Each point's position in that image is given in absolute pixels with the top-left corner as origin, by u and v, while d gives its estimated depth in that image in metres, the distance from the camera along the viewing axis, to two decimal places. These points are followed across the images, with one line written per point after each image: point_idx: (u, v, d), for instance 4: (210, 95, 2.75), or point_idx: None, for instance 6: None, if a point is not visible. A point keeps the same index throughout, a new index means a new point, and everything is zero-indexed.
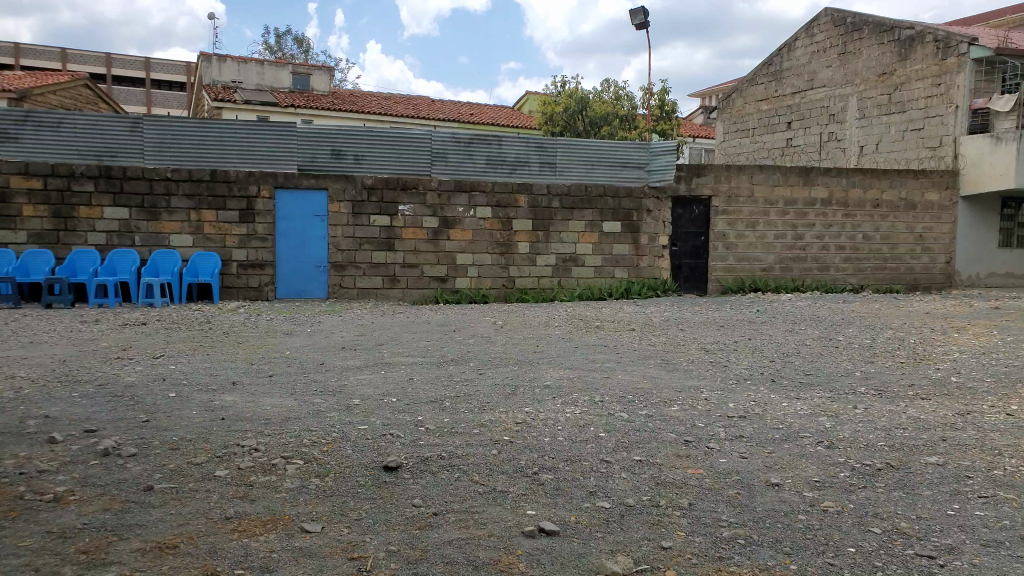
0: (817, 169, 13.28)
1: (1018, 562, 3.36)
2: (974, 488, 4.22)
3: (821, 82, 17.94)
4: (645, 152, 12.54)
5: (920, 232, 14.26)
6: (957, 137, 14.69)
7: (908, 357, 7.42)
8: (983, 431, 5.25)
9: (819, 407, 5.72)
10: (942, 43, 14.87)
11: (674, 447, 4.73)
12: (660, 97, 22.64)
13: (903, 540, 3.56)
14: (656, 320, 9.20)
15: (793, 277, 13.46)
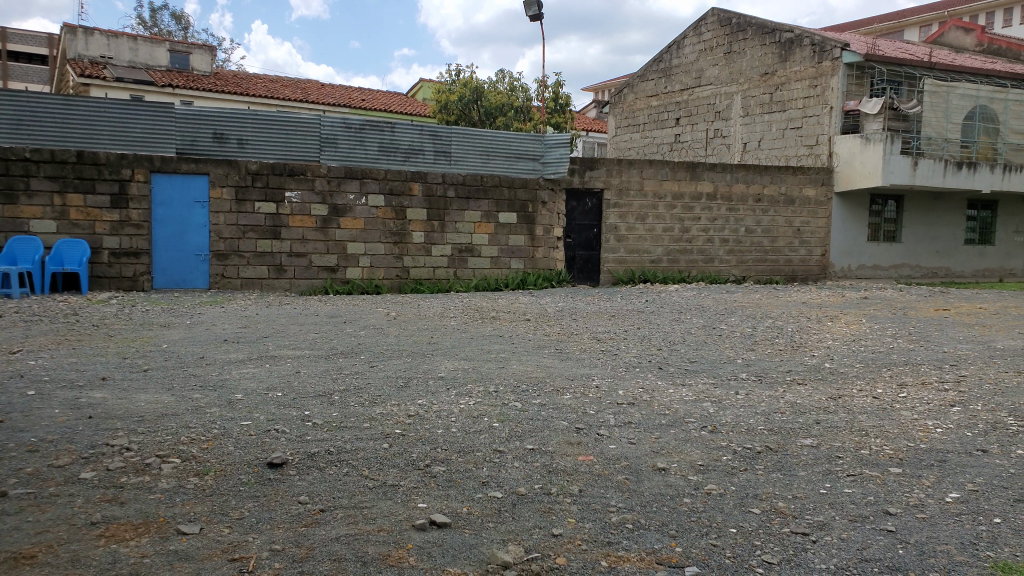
0: (703, 165, 13.79)
1: (881, 535, 3.59)
2: (844, 467, 4.49)
3: (707, 80, 18.59)
4: (540, 144, 12.72)
5: (797, 227, 15.05)
6: (831, 136, 15.60)
7: (786, 345, 7.82)
8: (853, 414, 5.59)
9: (703, 393, 5.94)
10: (818, 47, 15.73)
11: (565, 435, 4.79)
12: (554, 90, 22.89)
13: (780, 519, 3.74)
14: (551, 311, 9.30)
15: (681, 269, 13.93)
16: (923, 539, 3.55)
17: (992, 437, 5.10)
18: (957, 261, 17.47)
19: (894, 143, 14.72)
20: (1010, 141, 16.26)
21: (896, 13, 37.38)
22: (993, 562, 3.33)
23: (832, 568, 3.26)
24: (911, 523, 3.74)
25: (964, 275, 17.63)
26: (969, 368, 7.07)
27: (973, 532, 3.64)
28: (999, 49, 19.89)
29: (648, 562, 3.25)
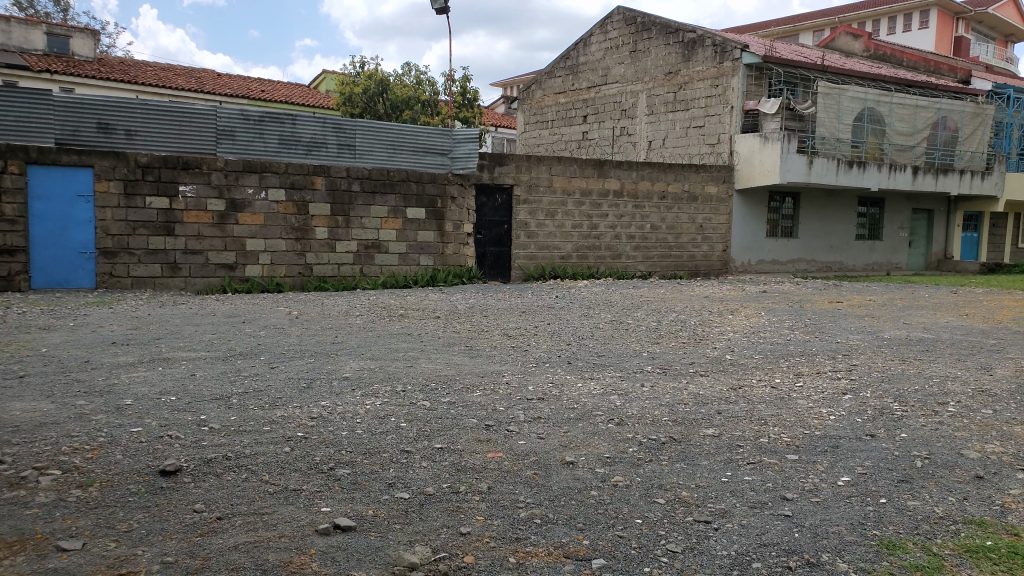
0: (610, 162, 14.05)
1: (778, 520, 3.72)
2: (744, 456, 4.63)
3: (613, 78, 18.88)
4: (449, 138, 12.56)
5: (700, 223, 15.53)
6: (732, 135, 16.15)
7: (689, 338, 8.04)
8: (753, 403, 5.80)
9: (611, 386, 6.03)
10: (719, 47, 16.25)
11: (475, 433, 4.76)
12: (462, 84, 22.78)
13: (684, 508, 3.83)
14: (460, 308, 9.25)
15: (589, 265, 14.15)
16: (817, 522, 3.71)
17: (879, 422, 5.38)
18: (848, 255, 18.41)
19: (791, 143, 15.35)
20: (895, 142, 17.25)
21: (791, 18, 39.14)
22: (879, 540, 3.51)
23: (733, 554, 3.36)
24: (805, 507, 3.89)
25: (855, 269, 18.61)
26: (859, 357, 7.46)
27: (861, 512, 3.83)
28: (885, 54, 21.08)
29: (556, 556, 3.26)
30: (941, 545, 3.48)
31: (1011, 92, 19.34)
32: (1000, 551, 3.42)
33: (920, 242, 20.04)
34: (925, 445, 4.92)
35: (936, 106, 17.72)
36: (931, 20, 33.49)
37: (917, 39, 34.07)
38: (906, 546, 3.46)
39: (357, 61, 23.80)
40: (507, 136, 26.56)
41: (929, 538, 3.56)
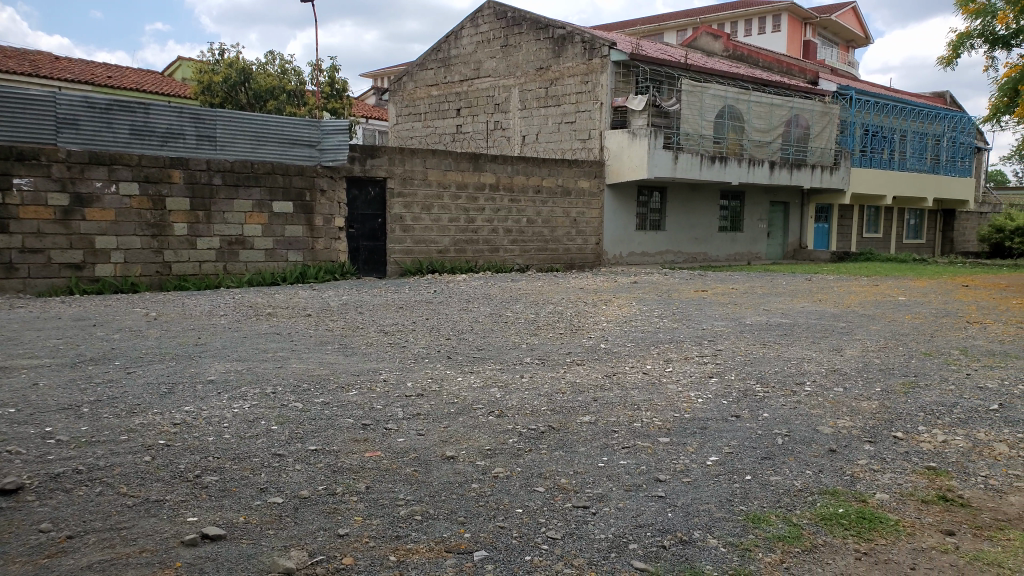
0: (485, 156, 14.12)
1: (652, 501, 3.84)
2: (619, 440, 4.77)
3: (486, 72, 18.96)
4: (317, 130, 12.24)
5: (574, 217, 15.92)
6: (602, 131, 16.62)
7: (566, 329, 8.20)
8: (627, 389, 5.98)
9: (491, 379, 6.06)
10: (588, 44, 16.66)
11: (350, 433, 4.64)
12: (330, 74, 22.23)
13: (563, 494, 3.89)
14: (334, 305, 9.03)
15: (466, 259, 14.19)
16: (688, 501, 3.86)
17: (743, 403, 5.69)
18: (712, 246, 19.39)
19: (657, 139, 15.95)
20: (753, 138, 18.29)
21: (655, 17, 40.76)
22: (745, 515, 3.70)
23: (610, 537, 3.44)
24: (677, 487, 4.05)
25: (719, 259, 19.62)
26: (723, 342, 7.86)
27: (729, 489, 4.02)
28: (741, 54, 22.27)
29: (437, 551, 3.23)
30: (799, 515, 3.72)
31: (852, 94, 20.78)
32: (851, 517, 3.70)
33: (777, 233, 21.38)
34: (785, 423, 5.23)
35: (788, 105, 18.94)
36: (782, 24, 35.77)
37: (770, 41, 36.32)
38: (769, 518, 3.67)
39: (215, 48, 22.73)
40: (378, 128, 26.20)
41: (790, 510, 3.78)
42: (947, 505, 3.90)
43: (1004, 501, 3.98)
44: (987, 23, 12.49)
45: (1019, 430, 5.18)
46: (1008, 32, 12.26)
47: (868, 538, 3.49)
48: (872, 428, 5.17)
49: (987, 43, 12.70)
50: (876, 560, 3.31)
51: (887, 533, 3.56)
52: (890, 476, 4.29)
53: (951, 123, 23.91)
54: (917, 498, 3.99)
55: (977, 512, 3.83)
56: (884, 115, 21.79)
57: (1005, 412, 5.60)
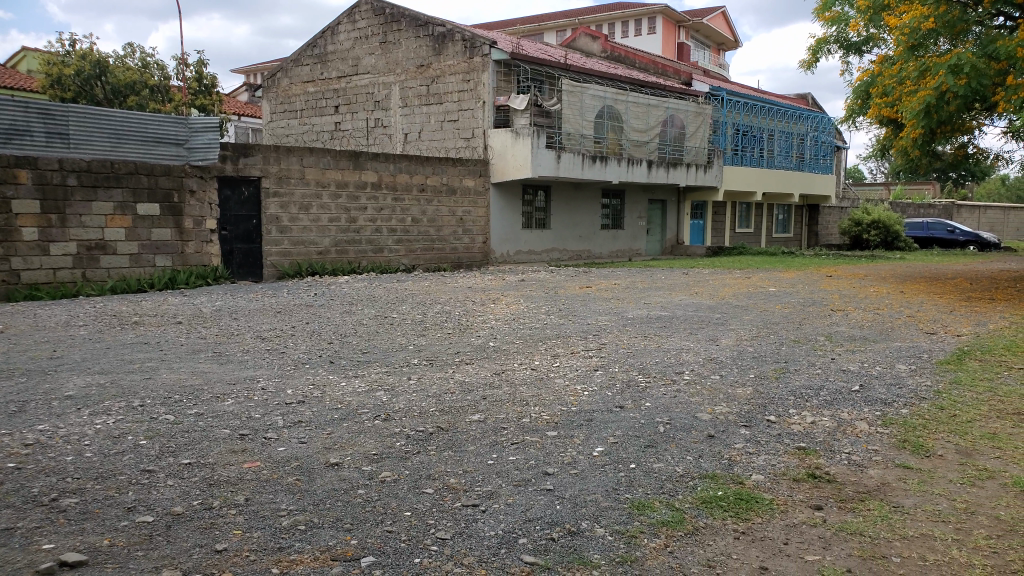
0: (366, 155, 13.89)
1: (541, 495, 3.88)
2: (508, 437, 4.79)
3: (364, 68, 18.65)
4: (183, 127, 11.72)
5: (460, 216, 15.93)
6: (485, 129, 16.69)
7: (454, 328, 8.18)
8: (515, 386, 6.01)
9: (376, 382, 5.95)
10: (468, 42, 16.70)
11: (228, 443, 4.45)
12: (196, 69, 21.30)
13: (452, 494, 3.87)
14: (207, 311, 8.63)
15: (349, 260, 13.91)
16: (575, 492, 3.92)
17: (626, 394, 5.85)
18: (596, 244, 19.89)
19: (540, 138, 16.19)
20: (631, 138, 18.90)
21: (534, 16, 41.40)
22: (630, 503, 3.80)
23: (500, 533, 3.44)
24: (565, 479, 4.10)
25: (602, 256, 20.15)
26: (607, 336, 8.06)
27: (614, 478, 4.12)
28: (619, 55, 22.91)
29: (323, 560, 3.13)
30: (682, 500, 3.85)
31: (723, 95, 21.78)
32: (729, 499, 3.87)
33: (656, 230, 22.18)
34: (666, 411, 5.41)
35: (664, 105, 19.67)
36: (657, 27, 37.10)
37: (646, 43, 37.58)
38: (653, 505, 3.78)
39: (65, 39, 21.23)
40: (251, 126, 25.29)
41: (673, 495, 3.91)
42: (816, 482, 4.14)
43: (865, 474, 4.27)
44: (841, 30, 13.38)
45: (878, 408, 5.58)
46: (859, 39, 13.19)
47: (745, 518, 3.66)
48: (747, 413, 5.43)
49: (842, 49, 13.63)
50: (754, 538, 3.47)
51: (763, 511, 3.74)
52: (764, 458, 4.51)
53: (813, 123, 25.48)
54: (789, 477, 4.21)
55: (842, 486, 4.09)
56: (753, 116, 22.96)
57: (864, 392, 6.03)
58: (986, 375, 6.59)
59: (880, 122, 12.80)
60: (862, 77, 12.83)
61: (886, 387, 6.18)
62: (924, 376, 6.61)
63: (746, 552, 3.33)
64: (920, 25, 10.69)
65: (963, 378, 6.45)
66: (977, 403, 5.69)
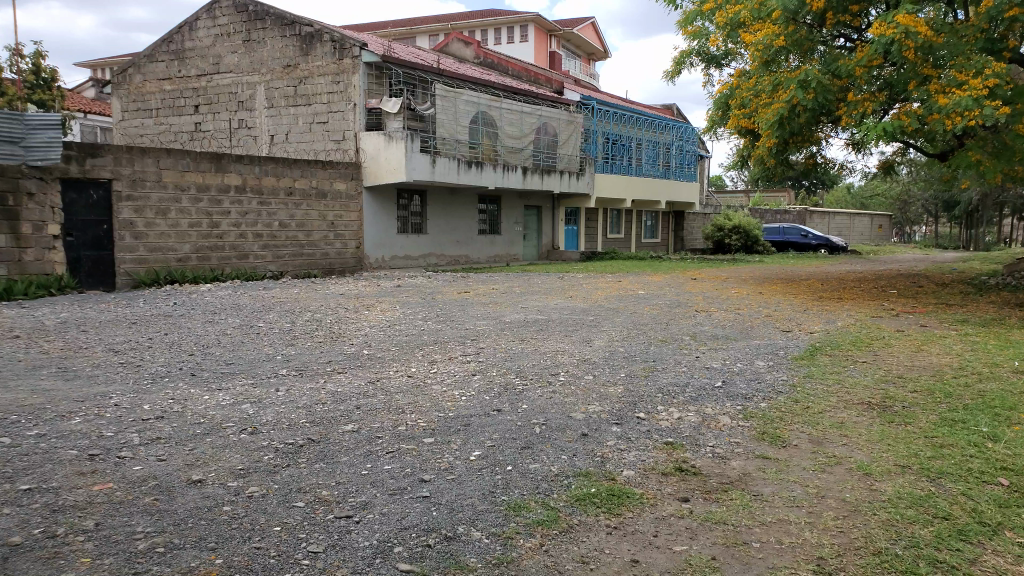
0: (228, 157, 13.33)
1: (417, 502, 3.84)
2: (382, 446, 4.71)
3: (226, 67, 17.88)
4: (19, 123, 10.65)
5: (331, 220, 15.59)
6: (356, 132, 16.42)
7: (326, 336, 7.98)
8: (390, 394, 5.92)
9: (242, 395, 5.70)
10: (338, 44, 16.38)
11: (74, 465, 4.13)
12: (34, 61, 19.80)
13: (324, 507, 3.76)
14: (50, 324, 7.98)
15: (212, 267, 13.29)
16: (452, 497, 3.91)
17: (503, 397, 5.90)
18: (473, 249, 19.99)
19: (413, 142, 16.10)
20: (505, 144, 19.15)
21: (407, 20, 41.12)
22: (506, 504, 3.83)
23: (375, 543, 3.38)
24: (441, 485, 4.08)
25: (480, 261, 20.30)
26: (484, 340, 8.09)
27: (491, 481, 4.14)
28: (491, 61, 23.13)
29: None
30: (556, 499, 3.92)
31: (593, 104, 22.44)
32: (601, 495, 3.98)
33: (532, 236, 22.55)
34: (541, 413, 5.50)
35: (537, 113, 20.06)
36: (529, 34, 37.75)
37: (519, 51, 38.18)
38: (528, 505, 3.83)
39: None
40: (100, 124, 23.70)
41: (548, 495, 3.98)
42: (682, 475, 4.33)
43: (727, 465, 4.51)
44: (702, 44, 14.03)
45: (738, 402, 5.90)
46: (719, 53, 13.86)
47: (617, 513, 3.77)
48: (618, 411, 5.60)
49: (703, 61, 14.31)
50: (625, 532, 3.58)
51: (633, 506, 3.87)
52: (634, 453, 4.67)
53: (677, 133, 26.65)
54: (657, 471, 4.38)
55: (707, 478, 4.29)
56: (622, 124, 23.79)
57: (726, 387, 6.36)
58: (834, 369, 7.12)
59: (739, 133, 13.54)
60: (722, 89, 13.47)
61: (746, 382, 6.56)
62: (780, 370, 7.07)
63: (618, 546, 3.43)
64: (772, 42, 11.44)
65: (814, 372, 6.95)
66: (826, 394, 6.15)
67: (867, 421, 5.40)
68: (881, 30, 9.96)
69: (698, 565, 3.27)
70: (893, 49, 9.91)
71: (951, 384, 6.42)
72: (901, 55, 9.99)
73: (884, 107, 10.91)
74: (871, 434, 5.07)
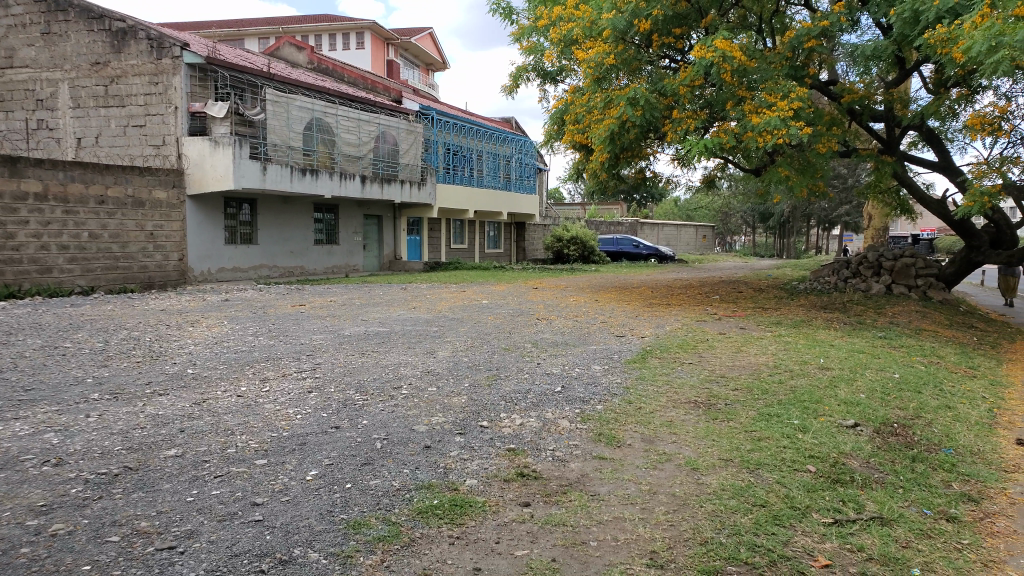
0: (26, 160, 12.07)
1: (248, 527, 3.63)
2: (210, 470, 4.42)
3: (22, 61, 16.24)
4: None
5: (150, 231, 14.54)
6: (178, 137, 15.46)
7: (144, 356, 7.41)
8: (218, 416, 5.58)
9: (43, 423, 5.16)
10: (155, 42, 15.36)
11: None
12: None
13: (143, 539, 3.45)
14: None
15: (5, 283, 11.83)
16: (287, 520, 3.73)
17: (342, 414, 5.72)
18: (308, 259, 19.40)
19: (242, 148, 15.38)
20: (342, 152, 18.76)
21: (234, 21, 39.34)
22: (345, 523, 3.70)
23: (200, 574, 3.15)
24: (276, 507, 3.88)
25: (317, 272, 19.73)
26: (321, 355, 7.85)
27: (329, 500, 3.99)
28: (326, 68, 22.62)
29: None
30: (398, 513, 3.84)
31: (433, 114, 22.51)
32: (444, 506, 3.94)
33: (373, 245, 22.22)
34: (383, 427, 5.38)
35: (376, 121, 19.83)
36: (365, 41, 37.27)
37: (356, 59, 37.59)
38: (369, 522, 3.72)
39: None
40: None
41: (389, 510, 3.89)
42: (524, 480, 4.38)
43: (567, 468, 4.62)
44: (537, 60, 14.41)
45: (576, 406, 6.08)
46: (554, 69, 14.29)
47: (460, 523, 3.75)
48: (462, 421, 5.59)
49: (539, 76, 14.73)
50: (467, 542, 3.57)
51: (476, 514, 3.87)
52: (477, 462, 4.68)
53: (517, 145, 27.28)
54: (500, 478, 4.41)
55: (547, 482, 4.37)
56: (462, 136, 24.02)
57: (566, 392, 6.55)
58: (664, 371, 7.53)
59: (574, 147, 14.06)
60: (557, 104, 13.88)
61: (584, 387, 6.78)
62: (615, 374, 7.39)
63: (460, 556, 3.42)
64: (603, 60, 11.89)
65: (646, 374, 7.30)
66: (657, 395, 6.48)
67: (693, 419, 5.74)
68: (702, 53, 10.65)
69: (539, 567, 3.32)
70: (713, 70, 10.65)
71: (766, 381, 6.98)
72: (719, 76, 10.73)
73: (704, 126, 11.69)
74: (698, 431, 5.39)
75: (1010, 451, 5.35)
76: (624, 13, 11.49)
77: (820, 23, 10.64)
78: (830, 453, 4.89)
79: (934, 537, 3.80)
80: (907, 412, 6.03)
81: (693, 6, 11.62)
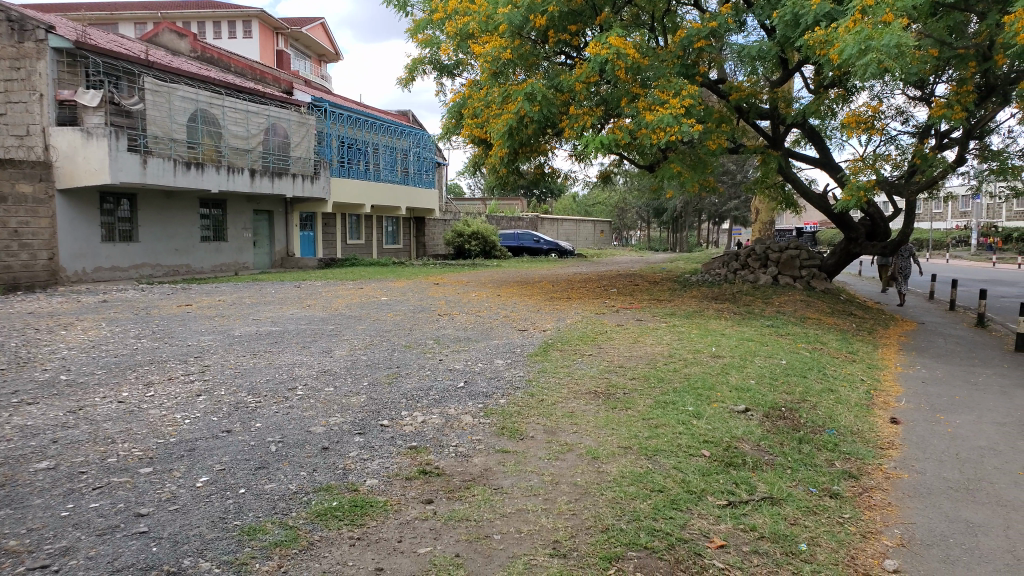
0: None
1: (132, 540, 3.40)
2: (88, 482, 4.12)
3: None
4: None
5: (14, 228, 13.56)
6: (45, 127, 14.25)
7: (10, 363, 6.86)
8: (96, 424, 5.22)
9: None
10: (15, 24, 14.09)
11: None
12: None
13: (12, 560, 3.18)
14: None
15: None
16: (175, 529, 3.52)
17: (234, 417, 5.46)
18: (194, 257, 18.57)
19: (118, 141, 14.58)
20: (228, 145, 18.07)
21: (109, 6, 37.10)
22: (239, 529, 3.54)
23: None
24: (163, 517, 3.67)
25: (204, 270, 18.90)
26: (210, 357, 7.50)
27: (221, 507, 3.80)
28: (211, 57, 21.68)
29: None
30: (295, 517, 3.70)
31: (326, 106, 22.17)
32: (344, 507, 3.83)
33: (264, 242, 21.47)
34: (278, 430, 5.18)
35: (265, 113, 19.18)
36: (253, 31, 35.96)
37: (243, 48, 36.19)
38: (264, 527, 3.57)
39: None
40: None
41: (285, 514, 3.74)
42: (426, 478, 4.31)
43: (469, 463, 4.58)
44: (434, 53, 14.27)
45: (479, 401, 6.04)
46: (451, 63, 14.23)
47: (360, 524, 3.65)
48: (361, 421, 5.46)
49: (436, 69, 14.58)
50: (368, 542, 3.47)
51: (377, 514, 3.77)
52: (378, 462, 4.57)
53: (415, 140, 27.03)
54: (401, 477, 4.32)
55: (450, 478, 4.32)
56: (358, 130, 23.58)
57: (468, 387, 6.50)
58: (565, 363, 7.60)
59: (473, 142, 14.03)
60: (455, 98, 13.81)
61: (486, 381, 6.76)
62: (518, 367, 7.39)
63: (361, 557, 3.32)
64: (500, 55, 11.83)
65: (548, 367, 7.35)
66: (558, 387, 6.54)
67: (594, 409, 5.82)
68: (597, 50, 10.80)
69: (442, 564, 3.28)
70: (608, 67, 10.81)
71: (662, 370, 7.17)
72: (614, 73, 10.91)
73: (601, 122, 11.90)
74: (598, 420, 5.47)
75: (885, 429, 5.70)
76: (520, 8, 11.48)
77: (709, 24, 11.13)
78: (724, 438, 5.05)
79: (819, 513, 3.99)
80: (794, 396, 6.33)
81: (587, 3, 11.78)
